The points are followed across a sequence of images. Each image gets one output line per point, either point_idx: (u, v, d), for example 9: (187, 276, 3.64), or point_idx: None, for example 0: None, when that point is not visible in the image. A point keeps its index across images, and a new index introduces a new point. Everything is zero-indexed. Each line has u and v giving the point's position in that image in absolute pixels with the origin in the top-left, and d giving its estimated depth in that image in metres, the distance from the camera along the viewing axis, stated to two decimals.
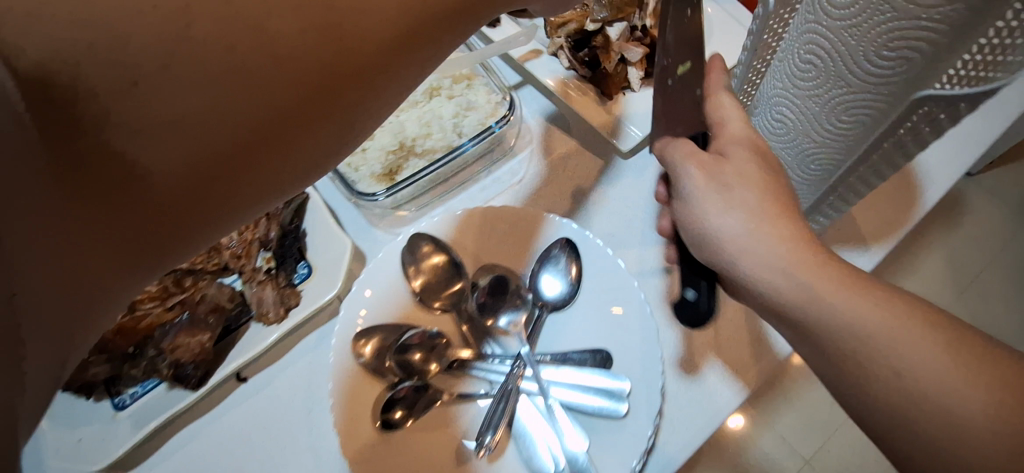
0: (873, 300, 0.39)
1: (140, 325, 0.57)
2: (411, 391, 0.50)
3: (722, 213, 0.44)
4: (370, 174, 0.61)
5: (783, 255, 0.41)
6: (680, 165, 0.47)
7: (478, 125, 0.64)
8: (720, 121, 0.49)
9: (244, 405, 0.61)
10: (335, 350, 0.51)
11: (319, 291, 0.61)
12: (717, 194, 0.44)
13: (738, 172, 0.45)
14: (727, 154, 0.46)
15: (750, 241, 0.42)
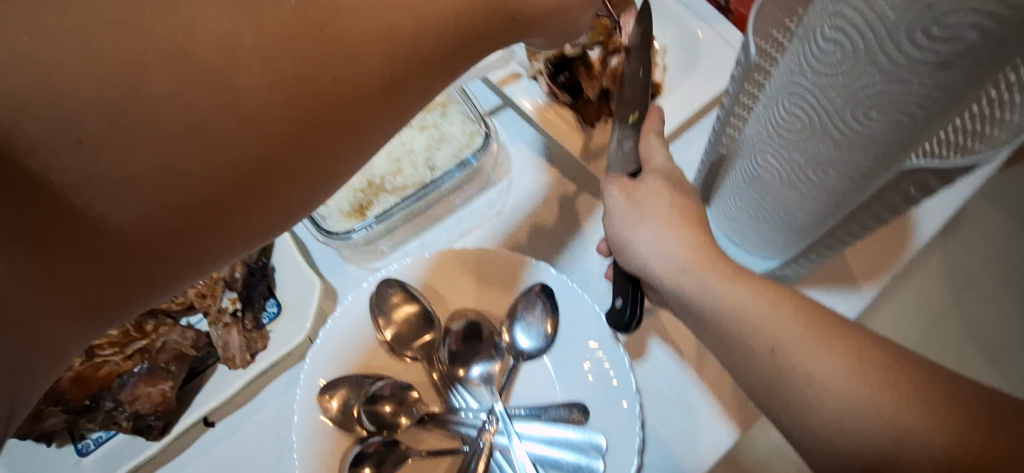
0: (844, 354, 0.36)
1: (99, 374, 0.54)
2: (380, 446, 0.47)
3: (632, 225, 0.46)
4: (340, 210, 0.59)
5: (688, 259, 0.43)
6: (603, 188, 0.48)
7: (452, 158, 0.61)
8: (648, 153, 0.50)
9: (211, 451, 0.58)
10: (300, 406, 0.49)
11: (287, 334, 0.58)
12: (631, 208, 0.46)
13: (648, 189, 0.46)
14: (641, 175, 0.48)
15: (659, 245, 0.44)
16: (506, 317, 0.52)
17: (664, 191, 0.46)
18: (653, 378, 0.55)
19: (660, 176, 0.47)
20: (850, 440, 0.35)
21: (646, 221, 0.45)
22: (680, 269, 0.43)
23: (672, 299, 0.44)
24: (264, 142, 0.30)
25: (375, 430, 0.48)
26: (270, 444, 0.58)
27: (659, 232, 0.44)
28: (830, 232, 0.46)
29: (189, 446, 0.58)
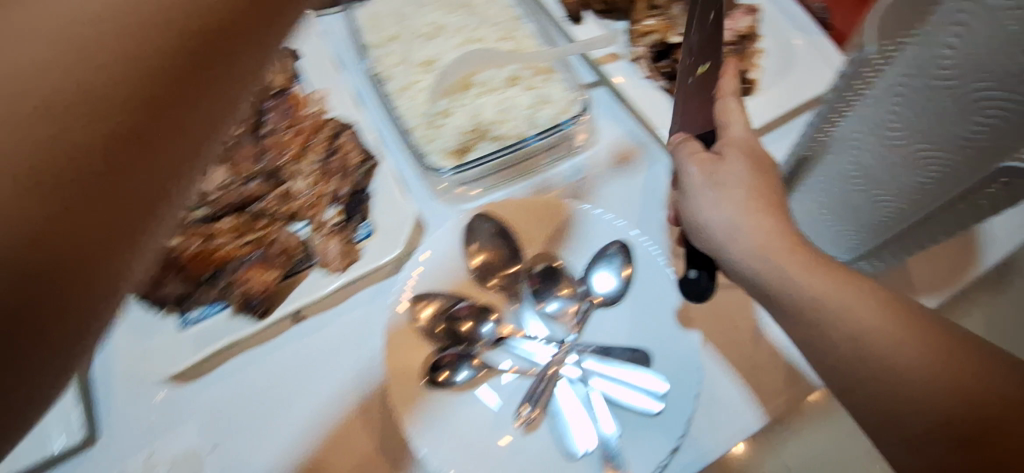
0: (918, 334, 0.39)
1: (216, 255, 0.62)
2: (456, 357, 0.53)
3: (707, 207, 0.49)
4: (442, 149, 0.64)
5: (757, 244, 0.46)
6: (682, 165, 0.53)
7: (550, 121, 0.66)
8: (726, 126, 0.54)
9: (298, 343, 0.64)
10: (394, 307, 0.56)
11: (379, 251, 0.64)
12: (710, 190, 0.49)
13: (726, 168, 0.50)
14: (722, 154, 0.52)
15: (734, 226, 0.47)
16: (588, 261, 0.58)
17: (744, 173, 0.49)
18: (706, 350, 0.60)
19: (753, 154, 0.51)
20: (894, 403, 0.39)
21: (722, 204, 0.48)
22: (753, 249, 0.46)
23: (737, 275, 0.48)
24: (130, 69, 0.21)
25: (453, 339, 0.54)
26: (352, 346, 0.63)
27: (729, 219, 0.48)
28: (920, 224, 0.51)
29: (278, 337, 0.63)
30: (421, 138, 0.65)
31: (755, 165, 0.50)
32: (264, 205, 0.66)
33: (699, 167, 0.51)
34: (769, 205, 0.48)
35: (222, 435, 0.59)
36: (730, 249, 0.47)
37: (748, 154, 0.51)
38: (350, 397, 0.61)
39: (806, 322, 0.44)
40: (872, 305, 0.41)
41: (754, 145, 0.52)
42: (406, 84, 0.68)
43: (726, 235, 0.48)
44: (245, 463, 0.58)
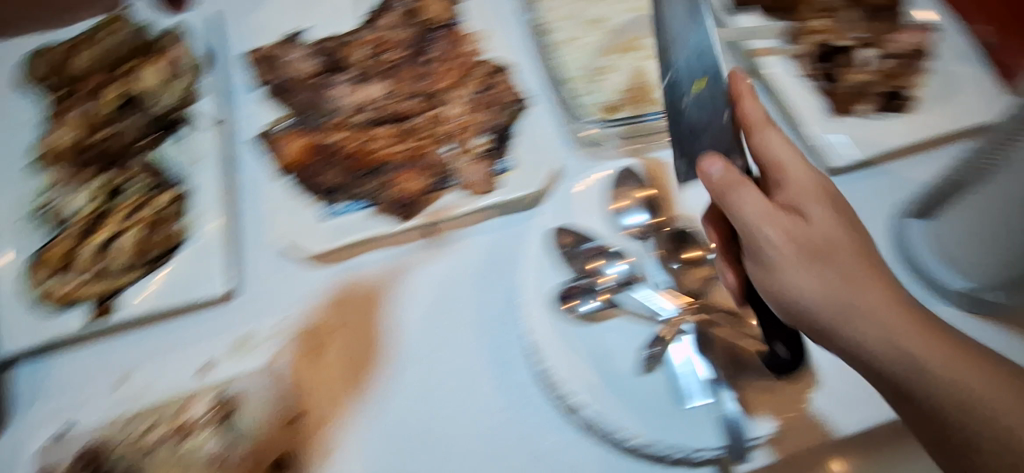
0: None
1: (374, 158, 0.66)
2: (581, 289, 0.57)
3: (814, 284, 0.45)
4: (593, 103, 0.68)
5: (886, 326, 0.43)
6: (754, 228, 0.47)
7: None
8: (778, 162, 0.49)
9: (426, 252, 0.68)
10: (535, 234, 0.60)
11: (519, 185, 0.67)
12: (806, 267, 0.45)
13: (821, 231, 0.46)
14: (796, 207, 0.48)
15: (839, 309, 0.44)
16: None
17: (834, 230, 0.46)
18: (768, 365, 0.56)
19: (823, 194, 0.48)
20: None
21: (829, 275, 0.45)
22: (870, 317, 0.43)
23: (839, 350, 0.46)
24: None
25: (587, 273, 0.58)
26: (476, 266, 0.66)
27: (835, 292, 0.44)
28: None
29: (410, 242, 0.68)
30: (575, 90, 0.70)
31: (835, 209, 0.47)
32: (419, 120, 0.71)
33: (783, 226, 0.46)
34: (857, 263, 0.45)
35: (348, 317, 0.64)
36: (838, 324, 0.44)
37: (822, 199, 0.48)
38: (470, 310, 0.64)
39: (930, 405, 0.41)
40: (990, 381, 0.40)
41: (825, 191, 0.48)
42: (573, 36, 0.72)
43: (846, 317, 0.44)
44: (365, 347, 0.62)
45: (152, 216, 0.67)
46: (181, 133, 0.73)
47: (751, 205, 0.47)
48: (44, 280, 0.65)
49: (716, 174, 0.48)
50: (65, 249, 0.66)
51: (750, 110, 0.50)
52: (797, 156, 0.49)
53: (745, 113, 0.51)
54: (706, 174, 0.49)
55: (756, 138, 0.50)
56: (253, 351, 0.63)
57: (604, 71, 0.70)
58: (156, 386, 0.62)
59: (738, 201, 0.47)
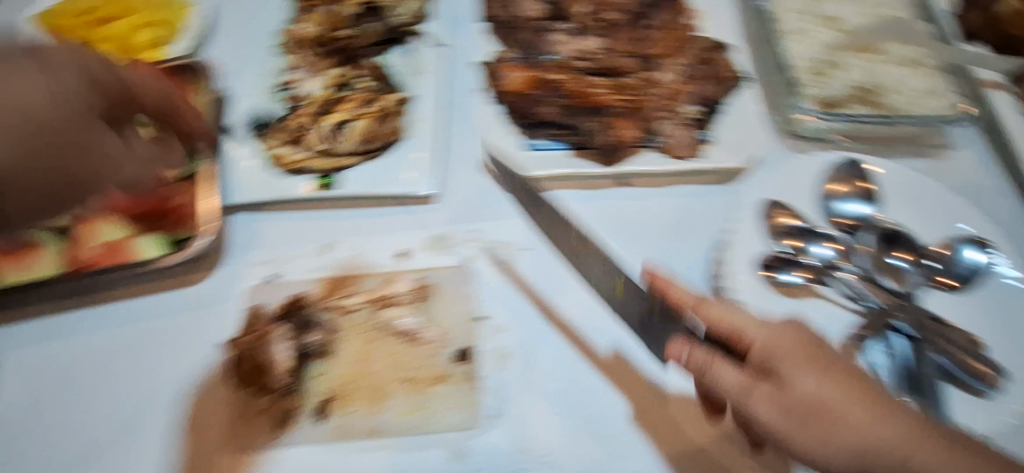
0: None
1: (593, 100, 0.68)
2: (778, 261, 0.59)
3: (804, 434, 0.46)
4: (814, 95, 0.70)
5: (894, 449, 0.45)
6: (743, 401, 0.48)
7: (929, 111, 0.67)
8: (740, 332, 0.50)
9: (620, 201, 0.71)
10: (744, 208, 0.61)
11: (725, 158, 0.68)
12: (813, 436, 0.46)
13: (805, 401, 0.46)
14: (776, 370, 0.48)
15: (857, 455, 0.46)
16: (947, 242, 0.59)
17: (824, 387, 0.47)
18: None
19: (812, 355, 0.48)
20: None
21: (821, 427, 0.46)
22: (867, 436, 0.46)
23: None
24: None
25: (793, 249, 0.60)
26: (664, 225, 0.69)
27: (827, 426, 0.46)
28: None
29: (603, 189, 0.72)
30: (796, 80, 0.71)
31: (825, 375, 0.47)
32: (635, 80, 0.73)
33: (768, 397, 0.47)
34: (847, 394, 0.47)
35: (540, 242, 0.69)
36: (842, 438, 0.46)
37: (801, 361, 0.48)
38: (652, 263, 0.67)
39: None
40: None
41: (805, 346, 0.49)
42: (802, 30, 0.74)
43: (861, 454, 0.46)
44: (552, 272, 0.68)
45: (381, 110, 0.73)
46: (410, 45, 0.79)
47: (734, 380, 0.48)
48: (280, 145, 0.73)
49: (686, 358, 0.50)
50: (305, 122, 0.74)
51: (678, 296, 0.52)
52: (755, 323, 0.50)
53: (674, 298, 0.53)
54: (678, 362, 0.50)
55: (705, 315, 0.51)
56: (449, 250, 0.69)
57: (830, 68, 0.71)
58: (357, 259, 0.69)
59: (721, 376, 0.48)
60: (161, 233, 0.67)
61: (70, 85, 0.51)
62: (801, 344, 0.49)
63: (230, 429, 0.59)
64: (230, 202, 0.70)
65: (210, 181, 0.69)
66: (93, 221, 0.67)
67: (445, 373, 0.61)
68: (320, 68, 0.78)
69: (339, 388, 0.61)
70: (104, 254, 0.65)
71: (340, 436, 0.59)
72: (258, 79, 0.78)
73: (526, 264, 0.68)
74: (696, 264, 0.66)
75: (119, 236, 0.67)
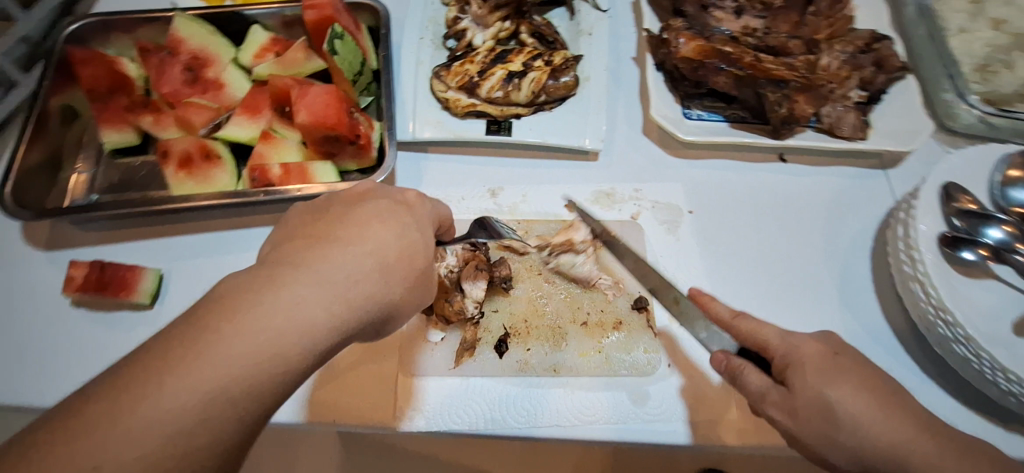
0: None
1: (770, 74, 0.70)
2: (950, 239, 0.59)
3: (810, 436, 0.45)
4: (977, 89, 0.74)
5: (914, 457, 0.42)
6: (760, 405, 0.47)
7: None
8: (761, 343, 0.49)
9: (785, 175, 0.74)
10: (924, 188, 0.63)
11: (888, 142, 0.72)
12: (825, 439, 0.44)
13: (814, 404, 0.44)
14: (791, 383, 0.46)
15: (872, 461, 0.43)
16: None
17: (841, 397, 0.44)
18: None
19: (836, 365, 0.46)
20: None
21: (823, 426, 0.44)
22: (867, 440, 0.43)
23: None
24: None
25: (967, 229, 0.60)
26: (825, 201, 0.72)
27: (828, 428, 0.44)
28: None
29: (765, 163, 0.75)
30: (961, 73, 0.75)
31: (844, 382, 0.45)
32: (796, 60, 0.73)
33: (777, 404, 0.46)
34: (864, 403, 0.44)
35: (703, 206, 0.71)
36: (844, 442, 0.43)
37: (816, 363, 0.46)
38: (815, 235, 0.70)
39: None
40: None
41: (826, 356, 0.46)
42: (967, 29, 0.77)
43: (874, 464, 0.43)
44: (716, 235, 0.69)
45: (550, 65, 0.73)
46: (575, 8, 0.81)
47: (755, 383, 0.47)
48: (447, 90, 0.73)
49: (723, 365, 0.50)
50: (473, 70, 0.73)
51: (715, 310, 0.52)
52: (775, 328, 0.49)
53: (714, 314, 0.52)
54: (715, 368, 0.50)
55: (736, 331, 0.50)
56: (616, 205, 0.70)
57: (995, 65, 0.75)
58: (526, 204, 0.70)
59: (746, 379, 0.48)
60: (336, 162, 0.68)
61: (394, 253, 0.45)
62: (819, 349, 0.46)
63: (406, 354, 0.60)
64: (402, 139, 0.71)
65: (393, 109, 0.70)
66: (274, 139, 0.68)
67: (622, 319, 0.62)
68: (485, 20, 0.78)
69: (517, 326, 0.62)
70: (284, 173, 0.66)
71: (523, 370, 0.59)
72: (425, 21, 0.80)
73: (688, 219, 0.70)
74: (859, 238, 0.69)
75: (296, 160, 0.68)
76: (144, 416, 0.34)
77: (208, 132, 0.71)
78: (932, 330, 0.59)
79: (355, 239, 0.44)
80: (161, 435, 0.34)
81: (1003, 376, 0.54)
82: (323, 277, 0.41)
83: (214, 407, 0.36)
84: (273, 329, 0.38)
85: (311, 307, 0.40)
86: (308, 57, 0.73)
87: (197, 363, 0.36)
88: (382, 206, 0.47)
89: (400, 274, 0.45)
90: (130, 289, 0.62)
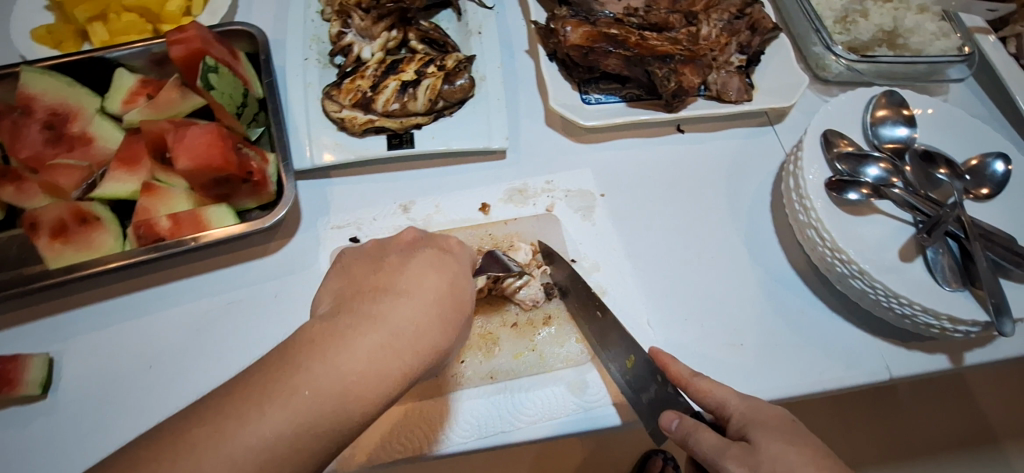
0: None
1: (656, 51, 0.72)
2: (837, 183, 0.64)
3: None
4: (842, 40, 0.79)
5: None
6: (718, 462, 0.45)
7: (941, 52, 0.78)
8: (720, 403, 0.49)
9: (681, 145, 0.76)
10: (808, 139, 0.67)
11: (770, 100, 0.76)
12: None
13: (775, 465, 0.43)
14: (753, 440, 0.45)
15: None
16: (973, 159, 0.68)
17: (791, 456, 0.43)
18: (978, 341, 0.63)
19: (787, 428, 0.46)
20: None
21: None
22: None
23: None
24: None
25: (848, 171, 0.65)
26: (723, 163, 0.75)
27: None
28: None
29: (665, 136, 0.77)
30: (828, 27, 0.80)
31: (794, 444, 0.45)
32: (679, 34, 0.76)
33: (736, 457, 0.44)
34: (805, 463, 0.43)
35: (613, 188, 0.72)
36: None
37: (773, 429, 0.46)
38: (718, 198, 0.73)
39: None
40: None
41: (782, 422, 0.47)
42: None
43: None
44: (629, 214, 0.71)
45: (443, 69, 0.72)
46: (461, 8, 0.80)
47: (710, 441, 0.46)
48: (341, 109, 0.71)
49: (676, 423, 0.48)
50: (365, 84, 0.71)
51: (677, 369, 0.51)
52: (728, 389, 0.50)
53: (674, 372, 0.51)
54: (667, 426, 0.49)
55: (693, 391, 0.50)
56: (530, 200, 0.70)
57: (856, 14, 0.80)
58: (440, 215, 0.69)
59: (699, 440, 0.47)
60: (231, 203, 0.64)
61: (441, 304, 0.46)
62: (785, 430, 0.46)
63: None
64: (301, 167, 0.68)
65: (286, 138, 0.67)
66: (157, 191, 0.63)
67: (550, 314, 0.63)
68: (371, 31, 0.76)
69: None
70: (174, 225, 0.61)
71: (459, 383, 0.58)
72: (307, 40, 0.77)
73: (601, 203, 0.71)
74: (760, 194, 0.73)
75: (187, 208, 0.64)
76: (268, 419, 0.39)
77: (83, 193, 0.64)
78: (832, 270, 0.63)
79: (419, 288, 0.46)
80: (281, 440, 0.39)
81: (897, 301, 0.59)
82: (380, 324, 0.43)
83: (323, 418, 0.40)
84: (366, 362, 0.41)
85: (392, 347, 0.43)
86: (183, 95, 0.68)
87: (309, 377, 0.40)
88: (431, 258, 0.49)
89: (453, 325, 0.46)
90: (14, 383, 0.56)
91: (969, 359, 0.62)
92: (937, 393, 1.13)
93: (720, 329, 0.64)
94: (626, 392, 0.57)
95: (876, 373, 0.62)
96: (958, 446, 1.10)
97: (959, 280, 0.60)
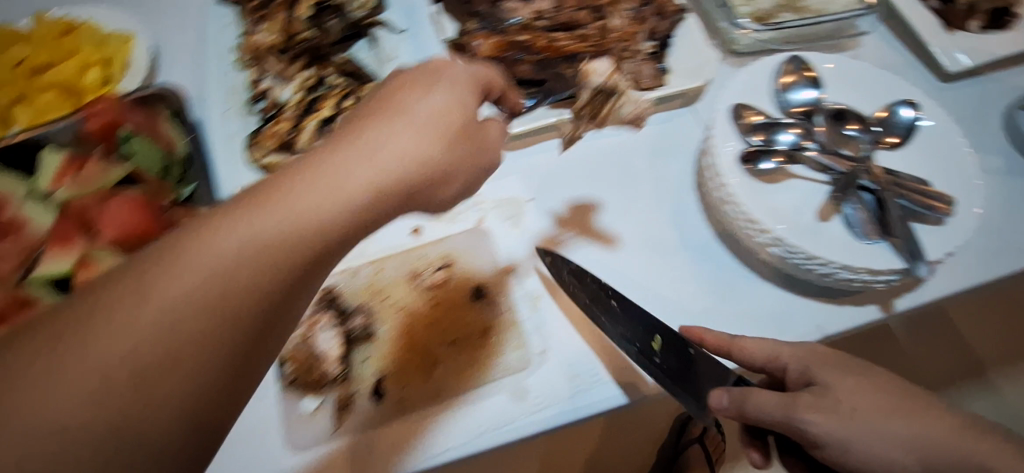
0: None
1: (563, 50, 0.76)
2: (753, 153, 0.66)
3: (852, 430, 0.47)
4: (749, 12, 0.80)
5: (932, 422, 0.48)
6: (794, 415, 0.48)
7: (844, 8, 0.80)
8: (772, 357, 0.55)
9: (603, 139, 0.78)
10: (717, 117, 0.69)
11: (683, 82, 0.77)
12: (864, 424, 0.47)
13: (850, 397, 0.49)
14: (820, 380, 0.51)
15: (905, 433, 0.47)
16: (882, 109, 0.70)
17: (859, 384, 0.50)
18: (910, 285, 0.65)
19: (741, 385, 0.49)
20: None
21: (867, 419, 0.48)
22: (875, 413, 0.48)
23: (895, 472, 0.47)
24: None
25: (761, 141, 0.67)
26: (648, 149, 0.77)
27: (865, 416, 0.48)
28: None
29: (587, 131, 0.78)
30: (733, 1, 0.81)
31: (857, 375, 0.51)
32: (587, 33, 0.79)
33: (811, 403, 0.49)
34: (877, 393, 0.50)
35: (540, 191, 0.74)
36: (869, 427, 0.47)
37: (835, 368, 0.52)
38: (646, 183, 0.74)
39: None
40: None
41: (834, 357, 0.53)
42: None
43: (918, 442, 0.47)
44: (557, 213, 0.72)
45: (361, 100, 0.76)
46: (374, 36, 0.83)
47: (773, 399, 0.49)
48: (265, 155, 0.73)
49: (726, 398, 0.51)
50: (285, 128, 0.74)
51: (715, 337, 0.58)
52: (770, 343, 0.56)
53: (714, 338, 0.58)
54: (719, 405, 0.51)
55: (737, 351, 0.57)
56: (459, 218, 0.71)
57: None
58: (370, 245, 0.69)
59: (757, 400, 0.49)
60: None
61: (444, 122, 0.46)
62: (846, 365, 0.52)
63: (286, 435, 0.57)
64: None
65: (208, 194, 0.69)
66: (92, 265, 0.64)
67: (489, 324, 0.64)
68: (287, 72, 0.79)
69: (391, 366, 0.61)
70: None
71: (404, 407, 0.59)
72: (225, 92, 0.79)
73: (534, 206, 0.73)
74: (683, 175, 0.75)
75: None
76: (208, 267, 0.36)
77: (21, 275, 0.64)
78: (748, 240, 0.65)
79: (417, 105, 0.46)
80: (224, 289, 0.36)
81: (817, 261, 0.60)
82: (370, 143, 0.43)
83: (279, 249, 0.38)
84: (336, 187, 0.40)
85: (380, 166, 0.42)
86: (106, 168, 0.70)
87: (234, 237, 0.37)
88: (422, 79, 0.49)
89: (453, 144, 0.47)
90: None
91: (899, 304, 0.64)
92: (925, 332, 1.13)
93: (658, 311, 0.66)
94: (656, 374, 0.56)
95: (810, 333, 0.63)
96: (948, 383, 1.12)
97: (875, 231, 0.61)
